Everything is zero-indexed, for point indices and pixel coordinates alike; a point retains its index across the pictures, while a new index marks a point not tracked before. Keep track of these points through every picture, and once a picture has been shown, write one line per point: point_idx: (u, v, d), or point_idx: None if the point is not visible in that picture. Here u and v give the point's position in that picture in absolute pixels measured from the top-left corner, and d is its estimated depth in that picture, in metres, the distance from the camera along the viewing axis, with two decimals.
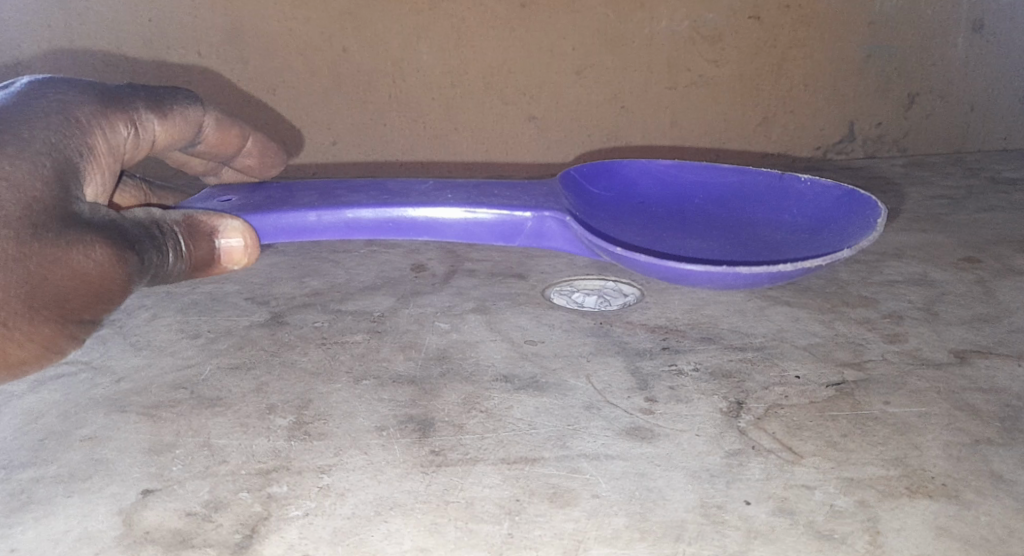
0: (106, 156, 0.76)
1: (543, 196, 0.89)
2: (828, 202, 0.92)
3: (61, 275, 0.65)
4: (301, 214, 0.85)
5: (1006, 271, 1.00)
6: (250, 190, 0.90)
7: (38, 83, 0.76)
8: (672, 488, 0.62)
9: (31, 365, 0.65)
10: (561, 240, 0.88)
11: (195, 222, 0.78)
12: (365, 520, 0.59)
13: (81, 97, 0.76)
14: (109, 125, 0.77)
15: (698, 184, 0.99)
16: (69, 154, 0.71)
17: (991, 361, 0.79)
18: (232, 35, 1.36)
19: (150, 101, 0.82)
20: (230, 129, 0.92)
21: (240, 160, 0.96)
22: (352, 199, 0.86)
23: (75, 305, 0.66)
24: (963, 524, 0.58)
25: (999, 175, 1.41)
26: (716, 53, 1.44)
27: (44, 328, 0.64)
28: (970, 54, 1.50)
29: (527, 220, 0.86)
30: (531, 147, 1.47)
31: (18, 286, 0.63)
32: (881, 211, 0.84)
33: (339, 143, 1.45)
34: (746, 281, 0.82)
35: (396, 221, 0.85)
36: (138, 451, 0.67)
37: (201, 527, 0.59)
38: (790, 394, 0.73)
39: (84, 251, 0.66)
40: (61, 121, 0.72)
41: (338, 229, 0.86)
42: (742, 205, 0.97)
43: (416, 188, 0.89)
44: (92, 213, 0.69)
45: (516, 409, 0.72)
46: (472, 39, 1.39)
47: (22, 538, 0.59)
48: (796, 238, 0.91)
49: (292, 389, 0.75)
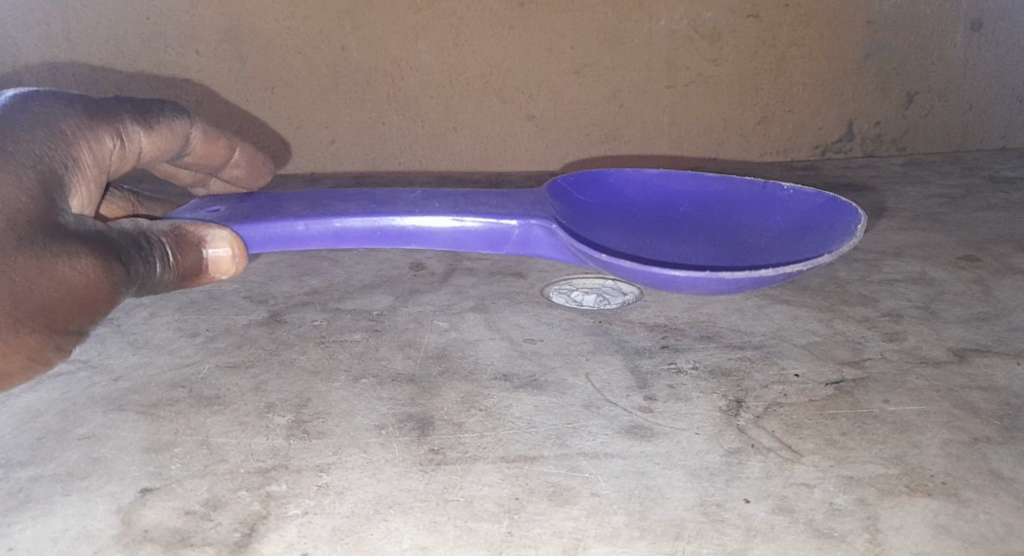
0: (91, 167, 0.75)
1: (530, 203, 0.89)
2: (812, 208, 0.92)
3: (46, 286, 0.64)
4: (289, 224, 0.85)
5: (1005, 270, 1.00)
6: (239, 199, 0.89)
7: (24, 94, 0.75)
8: (672, 486, 0.62)
9: (18, 376, 0.64)
10: (547, 247, 0.87)
11: (183, 233, 0.77)
12: (364, 519, 0.59)
13: (67, 109, 0.76)
14: (95, 137, 0.76)
15: (684, 192, 0.99)
16: (53, 167, 0.70)
17: (990, 359, 0.79)
18: (231, 34, 1.35)
19: (137, 113, 0.82)
20: (217, 141, 0.90)
21: (228, 171, 0.95)
22: (340, 208, 0.86)
23: (61, 316, 0.65)
24: (962, 523, 0.58)
25: (997, 174, 1.41)
26: (715, 52, 1.43)
27: (31, 339, 0.63)
28: (968, 53, 1.50)
29: (513, 228, 0.86)
30: (530, 146, 1.47)
31: (2, 299, 0.62)
32: (861, 216, 0.84)
33: (338, 142, 1.44)
34: (731, 287, 0.82)
35: (384, 229, 0.85)
36: (137, 450, 0.67)
37: (200, 525, 0.59)
38: (789, 392, 0.73)
39: (70, 261, 0.65)
40: (45, 134, 0.72)
41: (327, 238, 0.85)
42: (728, 212, 0.97)
43: (404, 195, 0.88)
44: (77, 224, 0.68)
45: (516, 407, 0.72)
46: (471, 38, 1.38)
47: (20, 537, 0.58)
48: (781, 245, 0.91)
49: (291, 388, 0.75)
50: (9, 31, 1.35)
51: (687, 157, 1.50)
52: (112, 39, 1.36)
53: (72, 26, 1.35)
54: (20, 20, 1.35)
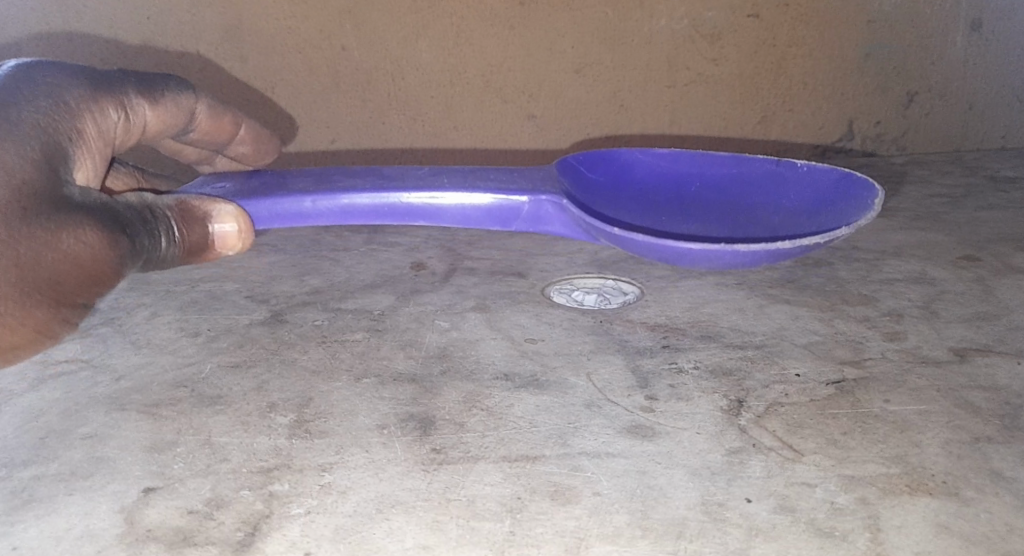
0: (96, 140, 0.77)
1: (541, 178, 0.90)
2: (826, 185, 0.92)
3: (52, 259, 0.66)
4: (297, 201, 0.86)
5: (1005, 269, 1.00)
6: (246, 176, 0.90)
7: (28, 64, 0.76)
8: (673, 486, 0.62)
9: (25, 345, 0.67)
10: (558, 224, 0.88)
11: (188, 207, 0.80)
12: (366, 518, 0.59)
13: (72, 81, 0.77)
14: (100, 109, 0.77)
15: (694, 172, 0.99)
16: (56, 140, 0.71)
17: (991, 359, 0.79)
18: (231, 33, 1.35)
19: (142, 86, 0.82)
20: (223, 117, 0.92)
21: (234, 147, 0.97)
22: (348, 185, 0.87)
23: (67, 288, 0.68)
24: (963, 522, 0.58)
25: (997, 174, 1.41)
26: (715, 51, 1.44)
27: (36, 310, 0.66)
28: (968, 54, 1.50)
29: (526, 205, 0.86)
30: (529, 146, 1.48)
31: (7, 272, 0.65)
32: (878, 192, 0.84)
33: (338, 142, 1.45)
34: (747, 261, 0.83)
35: (392, 206, 0.86)
36: (139, 450, 0.67)
37: (202, 525, 0.59)
38: (790, 392, 0.74)
39: (75, 236, 0.67)
40: (49, 105, 0.73)
41: (334, 215, 0.86)
42: (738, 190, 0.97)
43: (413, 172, 0.89)
44: (83, 197, 0.70)
45: (517, 407, 0.72)
46: (471, 37, 1.39)
47: (23, 536, 0.59)
48: (795, 221, 0.92)
49: (294, 387, 0.75)
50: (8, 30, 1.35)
51: None
52: None
53: None
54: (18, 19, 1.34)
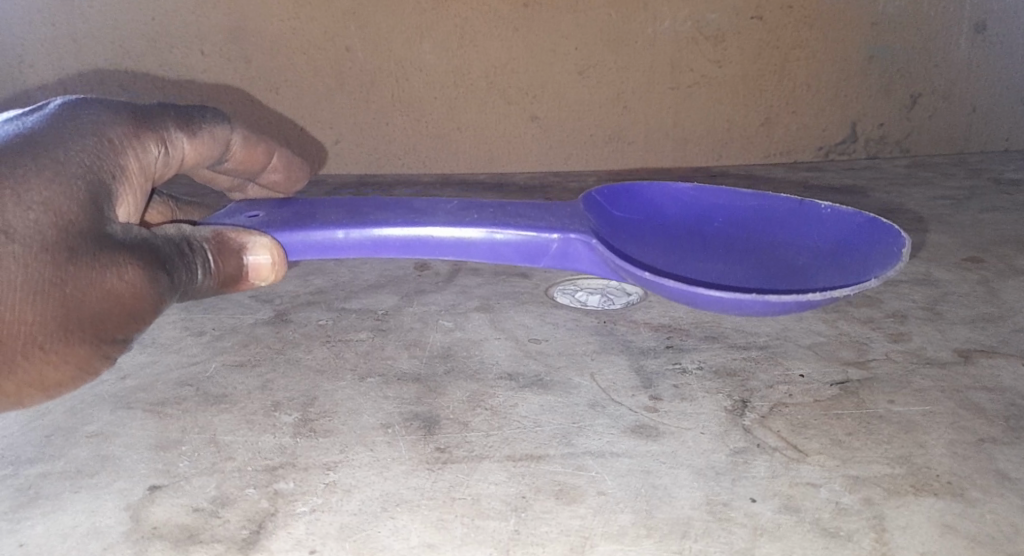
0: (138, 175, 0.67)
1: (568, 216, 0.79)
2: (849, 228, 0.82)
3: (95, 297, 0.58)
4: (328, 231, 0.76)
5: (1010, 271, 1.00)
6: (277, 204, 0.80)
7: (71, 103, 0.67)
8: (678, 485, 0.62)
9: (68, 385, 0.59)
10: (586, 262, 0.78)
11: (224, 239, 0.68)
12: (372, 516, 0.59)
13: (112, 117, 0.67)
14: (141, 145, 0.68)
15: (721, 206, 0.89)
16: (100, 178, 0.62)
17: (995, 360, 0.79)
18: (235, 35, 1.37)
19: (180, 118, 0.72)
20: (256, 146, 0.81)
21: (265, 177, 0.85)
22: (379, 214, 0.77)
23: (110, 327, 0.59)
24: (970, 522, 0.58)
25: (1002, 176, 1.41)
26: (719, 53, 1.44)
27: (78, 349, 0.57)
28: (973, 55, 1.50)
29: (552, 242, 0.76)
30: (532, 147, 1.48)
31: (51, 310, 0.56)
32: (904, 241, 0.75)
33: (342, 142, 1.45)
34: (776, 311, 0.74)
35: (424, 238, 0.76)
36: (145, 447, 0.67)
37: (208, 522, 0.59)
38: (794, 393, 0.74)
39: (117, 272, 0.59)
40: (93, 141, 0.64)
41: (365, 247, 0.76)
42: (765, 227, 0.88)
43: (442, 204, 0.79)
44: (125, 233, 0.61)
45: (522, 406, 0.72)
46: (475, 38, 1.39)
47: (31, 532, 0.59)
48: (820, 265, 0.83)
49: (299, 386, 0.75)
50: (15, 30, 1.38)
51: (688, 158, 1.51)
52: (119, 40, 1.39)
53: (80, 27, 1.38)
54: (27, 19, 1.37)
